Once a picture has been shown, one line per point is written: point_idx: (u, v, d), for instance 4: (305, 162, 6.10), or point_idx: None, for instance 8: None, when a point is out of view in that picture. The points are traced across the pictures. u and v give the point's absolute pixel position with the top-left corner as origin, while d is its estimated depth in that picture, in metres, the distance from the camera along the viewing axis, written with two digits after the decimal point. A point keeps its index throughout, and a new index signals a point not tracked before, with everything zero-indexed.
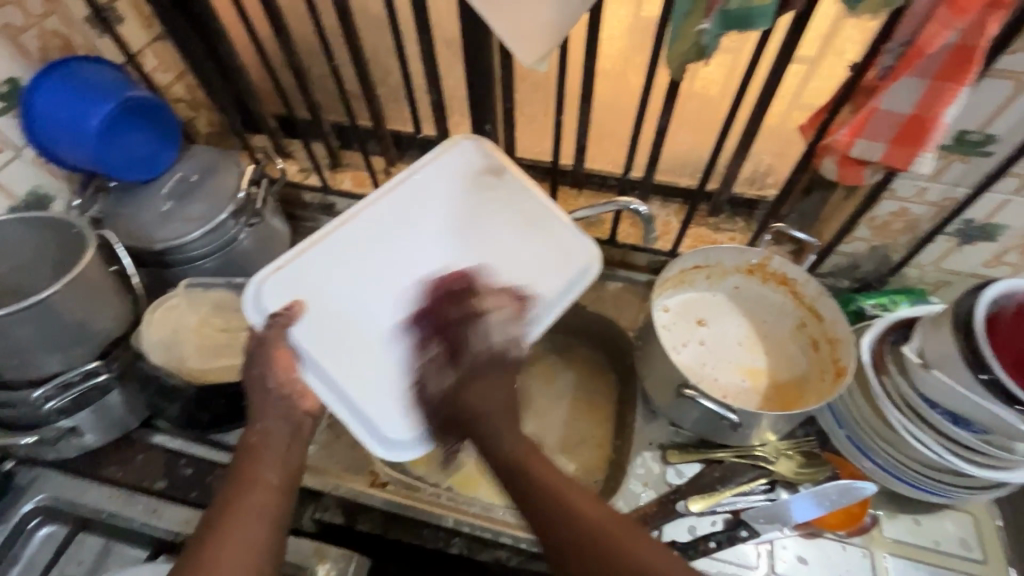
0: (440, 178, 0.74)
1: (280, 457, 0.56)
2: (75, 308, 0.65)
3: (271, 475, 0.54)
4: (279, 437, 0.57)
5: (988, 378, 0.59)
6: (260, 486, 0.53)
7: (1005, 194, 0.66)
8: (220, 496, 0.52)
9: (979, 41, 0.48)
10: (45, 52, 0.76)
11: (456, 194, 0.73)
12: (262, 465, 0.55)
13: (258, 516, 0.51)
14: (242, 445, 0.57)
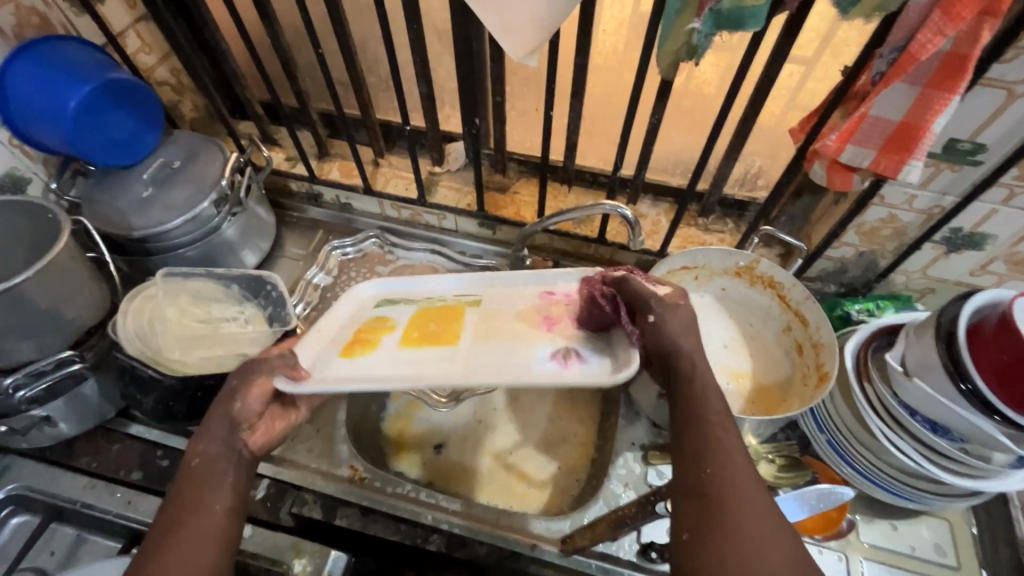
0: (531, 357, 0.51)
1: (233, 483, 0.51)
2: (49, 294, 0.64)
3: (219, 501, 0.49)
4: (215, 449, 0.51)
5: (969, 389, 0.60)
6: (205, 513, 0.48)
7: (992, 204, 0.66)
8: (162, 520, 0.48)
9: (971, 50, 0.47)
10: (21, 30, 0.74)
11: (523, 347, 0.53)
12: (207, 487, 0.49)
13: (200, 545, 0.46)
14: (182, 469, 0.51)
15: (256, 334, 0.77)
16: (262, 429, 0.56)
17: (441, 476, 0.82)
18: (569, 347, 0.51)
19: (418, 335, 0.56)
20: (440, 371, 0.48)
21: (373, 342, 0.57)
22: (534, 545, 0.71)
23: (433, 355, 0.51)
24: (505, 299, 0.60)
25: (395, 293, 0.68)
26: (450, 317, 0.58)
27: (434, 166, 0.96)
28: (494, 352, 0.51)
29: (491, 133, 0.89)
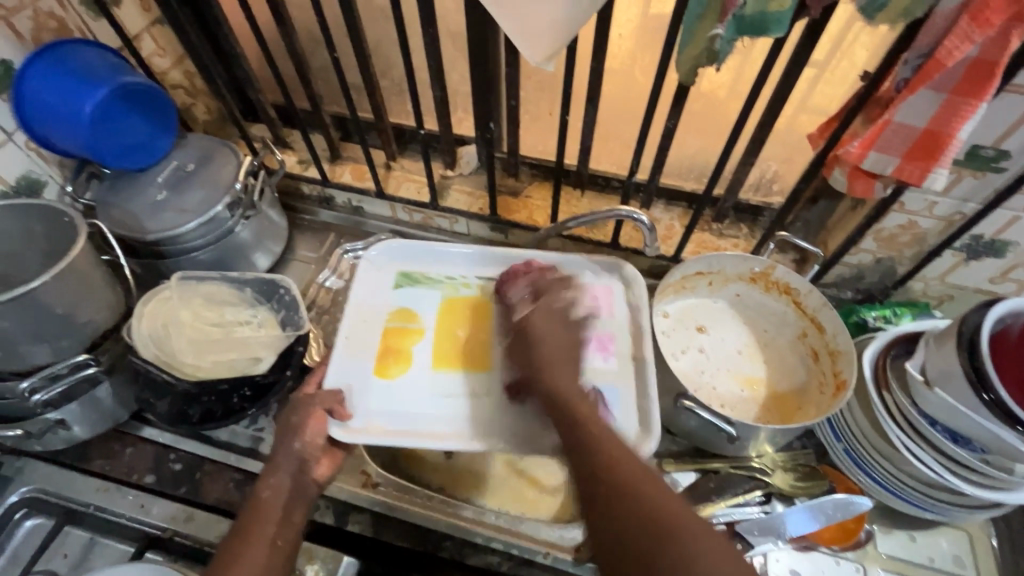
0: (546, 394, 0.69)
1: (283, 520, 0.59)
2: (66, 298, 0.64)
3: (274, 533, 0.57)
4: (281, 483, 0.61)
5: (991, 400, 0.59)
6: (261, 542, 0.56)
7: (1014, 211, 0.65)
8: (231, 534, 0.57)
9: (1000, 56, 0.46)
10: (39, 34, 0.74)
11: None
12: (265, 519, 0.58)
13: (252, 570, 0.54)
14: (253, 497, 0.60)
15: (270, 338, 0.77)
16: (326, 461, 0.65)
17: (452, 482, 0.82)
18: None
19: (448, 347, 0.72)
20: (483, 413, 0.68)
21: (404, 354, 0.72)
22: (548, 552, 0.70)
23: (471, 385, 0.70)
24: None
25: (416, 270, 0.79)
26: (477, 316, 0.75)
27: (447, 170, 0.96)
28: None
29: (504, 137, 0.89)
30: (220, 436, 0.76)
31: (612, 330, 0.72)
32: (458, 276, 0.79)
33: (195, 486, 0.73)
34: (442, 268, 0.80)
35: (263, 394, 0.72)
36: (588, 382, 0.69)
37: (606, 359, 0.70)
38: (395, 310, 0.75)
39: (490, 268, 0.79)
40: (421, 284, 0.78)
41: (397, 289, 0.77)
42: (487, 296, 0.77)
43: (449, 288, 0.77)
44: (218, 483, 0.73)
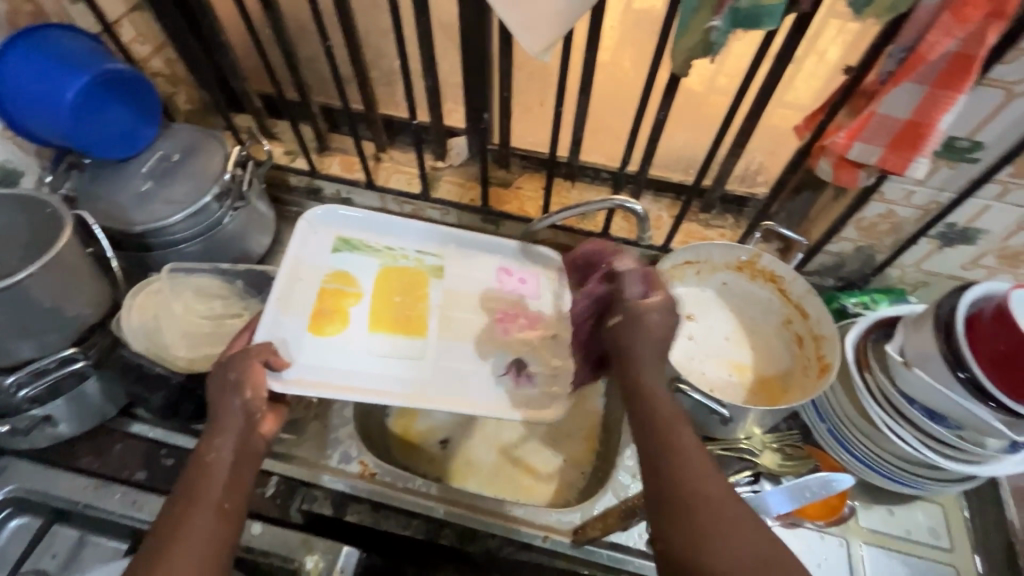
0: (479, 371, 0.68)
1: (231, 481, 0.54)
2: (52, 290, 0.62)
3: (221, 499, 0.52)
4: (221, 451, 0.55)
5: (966, 377, 0.62)
6: (208, 510, 0.51)
7: (986, 200, 0.68)
8: (174, 499, 0.52)
9: (977, 50, 0.49)
10: (15, 17, 0.71)
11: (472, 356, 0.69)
12: (213, 484, 0.53)
13: (199, 543, 0.49)
14: (196, 460, 0.54)
15: None
16: (271, 418, 0.60)
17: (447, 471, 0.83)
18: (520, 366, 0.70)
19: (385, 313, 0.70)
20: (417, 375, 0.66)
21: (341, 314, 0.69)
22: (546, 536, 0.72)
23: (406, 350, 0.68)
24: (464, 277, 0.76)
25: (356, 236, 0.76)
26: (414, 286, 0.73)
27: (437, 161, 0.96)
28: (457, 353, 0.69)
29: (496, 128, 0.90)
30: None
31: (534, 309, 0.74)
32: (398, 247, 0.76)
33: None
34: (383, 238, 0.77)
35: None
36: (514, 352, 0.70)
37: (530, 336, 0.72)
38: (331, 273, 0.71)
39: (428, 243, 0.77)
40: (361, 252, 0.74)
41: (335, 252, 0.73)
42: (424, 268, 0.75)
43: (387, 257, 0.75)
44: None
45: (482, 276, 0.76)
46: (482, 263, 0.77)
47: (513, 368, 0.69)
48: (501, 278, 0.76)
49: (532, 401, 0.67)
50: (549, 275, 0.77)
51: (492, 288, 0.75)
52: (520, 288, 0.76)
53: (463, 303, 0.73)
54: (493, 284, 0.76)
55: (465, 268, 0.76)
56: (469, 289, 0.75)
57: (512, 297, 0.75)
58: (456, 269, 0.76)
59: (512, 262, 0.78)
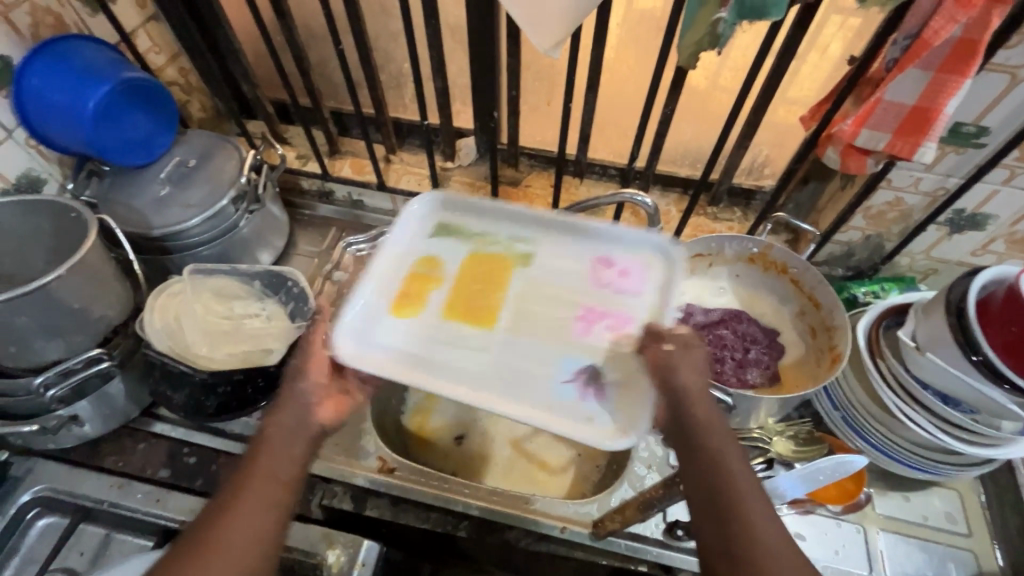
0: (545, 377, 0.57)
1: (283, 452, 0.53)
2: (79, 292, 0.64)
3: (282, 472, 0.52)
4: (277, 425, 0.54)
5: (979, 360, 0.63)
6: (268, 481, 0.51)
7: (994, 185, 0.69)
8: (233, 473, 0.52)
9: (981, 35, 0.50)
10: (37, 29, 0.74)
11: (540, 360, 0.58)
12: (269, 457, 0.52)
13: (259, 513, 0.49)
14: (258, 434, 0.54)
15: (278, 332, 0.78)
16: (331, 404, 0.58)
17: (464, 467, 0.85)
18: (592, 374, 0.58)
19: (459, 298, 0.62)
20: (475, 371, 0.57)
21: (416, 296, 0.62)
22: (564, 527, 0.72)
23: (470, 345, 0.59)
24: (558, 267, 0.63)
25: (450, 219, 0.68)
26: (497, 273, 0.63)
27: (446, 162, 0.98)
28: (521, 355, 0.58)
29: (504, 127, 0.91)
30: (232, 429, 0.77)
31: (631, 309, 0.60)
32: (491, 230, 0.66)
33: (211, 479, 0.73)
34: (478, 218, 0.67)
35: (275, 385, 0.74)
36: (591, 359, 0.58)
37: (621, 342, 0.59)
38: (418, 256, 0.65)
39: (520, 223, 0.66)
40: (451, 237, 0.66)
41: (427, 233, 0.66)
42: (512, 255, 0.64)
43: (475, 241, 0.66)
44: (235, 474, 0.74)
45: (576, 267, 0.63)
46: (576, 249, 0.64)
47: (584, 376, 0.57)
48: (599, 270, 0.63)
49: (599, 425, 0.55)
50: (657, 274, 0.62)
51: (586, 280, 0.62)
52: (620, 285, 0.62)
53: (547, 295, 0.61)
54: (586, 274, 0.62)
55: (558, 257, 0.64)
56: (558, 280, 0.62)
57: (606, 293, 0.61)
58: (548, 257, 0.64)
59: (616, 252, 0.64)
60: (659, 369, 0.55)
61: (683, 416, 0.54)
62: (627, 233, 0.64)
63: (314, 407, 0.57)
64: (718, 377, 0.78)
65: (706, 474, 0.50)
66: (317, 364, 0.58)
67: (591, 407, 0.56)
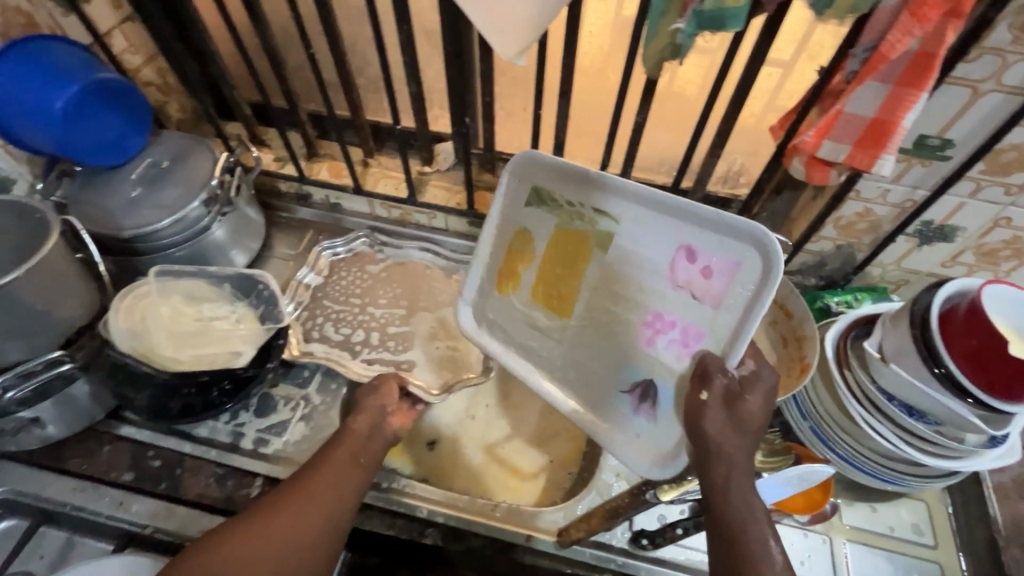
0: (609, 376, 0.61)
1: (371, 440, 0.64)
2: (41, 294, 0.63)
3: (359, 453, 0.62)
4: (360, 424, 0.64)
5: (942, 372, 0.63)
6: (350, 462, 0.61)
7: (960, 197, 0.69)
8: (316, 455, 0.62)
9: (937, 49, 0.50)
10: (7, 29, 0.73)
11: (604, 360, 0.61)
12: (328, 479, 0.59)
13: (338, 484, 0.59)
14: (344, 428, 0.64)
15: (250, 337, 0.79)
16: (401, 415, 0.68)
17: (436, 475, 0.85)
18: (646, 389, 0.59)
19: (546, 285, 0.63)
20: (550, 360, 0.65)
21: (514, 277, 0.66)
22: (529, 536, 0.72)
23: (548, 335, 0.64)
24: (641, 261, 0.56)
25: (546, 182, 0.61)
26: (577, 262, 0.61)
27: (424, 166, 0.97)
28: (590, 353, 0.62)
29: (480, 132, 0.91)
30: (200, 433, 0.77)
31: (704, 322, 0.54)
32: (578, 202, 0.59)
33: (174, 483, 0.73)
34: (571, 184, 0.59)
35: (243, 387, 0.74)
36: (653, 376, 0.58)
37: (683, 358, 0.55)
38: (518, 230, 0.65)
39: (605, 195, 0.57)
40: (545, 208, 0.62)
41: (525, 203, 0.63)
42: (594, 241, 0.59)
43: (564, 216, 0.60)
44: (199, 478, 0.73)
45: (657, 259, 0.55)
46: (662, 231, 0.54)
47: (640, 390, 0.60)
48: (681, 265, 0.54)
49: (642, 433, 0.60)
50: (750, 281, 0.51)
51: (663, 278, 0.55)
52: (702, 289, 0.53)
53: (622, 291, 0.58)
54: (663, 269, 0.55)
55: (639, 246, 0.56)
56: (633, 275, 0.57)
57: (684, 299, 0.54)
58: (629, 243, 0.56)
59: (708, 245, 0.52)
60: (692, 422, 0.52)
61: (706, 479, 0.51)
62: (727, 220, 0.51)
63: (383, 435, 0.65)
64: None
65: (724, 523, 0.50)
66: (387, 386, 0.68)
67: (639, 415, 0.60)
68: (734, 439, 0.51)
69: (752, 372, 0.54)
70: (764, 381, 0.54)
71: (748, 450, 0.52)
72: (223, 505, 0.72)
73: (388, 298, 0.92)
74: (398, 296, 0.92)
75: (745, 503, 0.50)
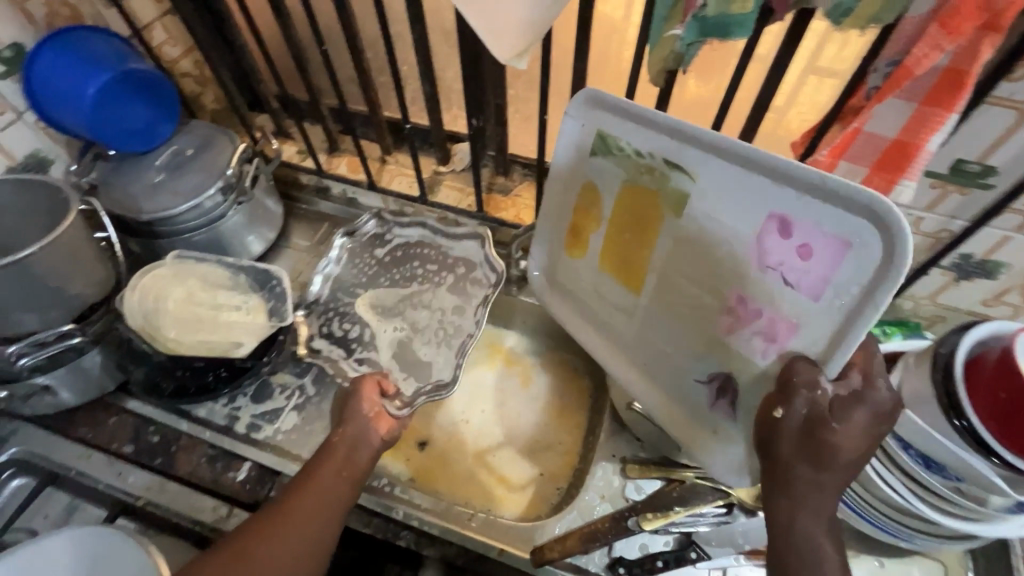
0: (674, 351, 0.63)
1: (349, 455, 0.62)
2: (55, 270, 0.67)
3: (338, 469, 0.61)
4: (342, 436, 0.63)
5: (963, 425, 0.56)
6: (330, 478, 0.60)
7: (1004, 231, 0.62)
8: (301, 469, 0.62)
9: (971, 66, 0.44)
10: (52, 19, 0.79)
11: (671, 334, 0.62)
12: (321, 486, 0.60)
13: (319, 501, 0.59)
14: (326, 441, 0.64)
15: (253, 326, 0.80)
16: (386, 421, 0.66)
17: (422, 474, 0.83)
18: (721, 380, 0.59)
19: (615, 247, 0.64)
20: (616, 325, 0.68)
21: (583, 238, 0.67)
22: (501, 550, 0.71)
23: (621, 302, 0.66)
24: (725, 231, 0.53)
25: (613, 130, 0.58)
26: (651, 229, 0.59)
27: (439, 166, 0.97)
28: (661, 329, 0.63)
29: (494, 134, 0.90)
30: (199, 413, 0.79)
31: (790, 309, 0.51)
32: (651, 154, 0.56)
33: (169, 459, 0.76)
34: (643, 136, 0.56)
35: (238, 376, 0.78)
36: (728, 366, 0.58)
37: (766, 348, 0.54)
38: (586, 186, 0.64)
39: (686, 151, 0.53)
40: (613, 158, 0.60)
41: (592, 155, 0.61)
42: (669, 206, 0.56)
43: (635, 171, 0.58)
44: (191, 457, 0.76)
45: (743, 233, 0.51)
46: (752, 199, 0.50)
47: (717, 378, 0.60)
48: (776, 241, 0.50)
49: (718, 429, 0.62)
50: (857, 269, 0.46)
51: (749, 253, 0.52)
52: (796, 270, 0.50)
53: (699, 262, 0.56)
54: (752, 243, 0.51)
55: (724, 213, 0.52)
56: (715, 249, 0.54)
57: (773, 280, 0.51)
58: (710, 211, 0.53)
59: (809, 220, 0.48)
60: (765, 436, 0.50)
61: (771, 506, 0.49)
62: (839, 192, 0.45)
63: (368, 447, 0.64)
64: None
65: (785, 556, 0.48)
66: (364, 393, 0.67)
67: (710, 399, 0.61)
68: (807, 470, 0.48)
69: (854, 390, 0.49)
70: (872, 403, 0.48)
71: (828, 486, 0.48)
72: (210, 487, 0.74)
73: (389, 283, 0.85)
74: (400, 282, 0.85)
75: (809, 538, 0.48)
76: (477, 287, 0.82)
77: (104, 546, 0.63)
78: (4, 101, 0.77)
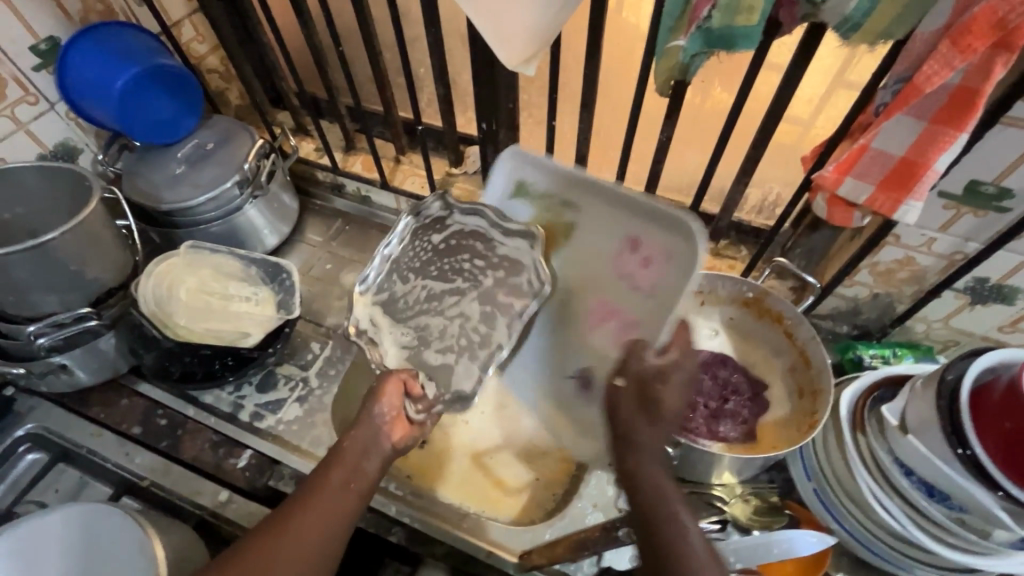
0: (560, 362, 0.74)
1: (360, 464, 0.61)
2: (76, 255, 0.70)
3: (349, 478, 0.60)
4: (355, 442, 0.62)
5: (965, 454, 0.55)
6: (340, 487, 0.59)
7: (1021, 255, 0.60)
8: (309, 476, 0.60)
9: (982, 85, 0.43)
10: (86, 15, 0.82)
11: (559, 346, 0.73)
12: (326, 493, 0.58)
13: (328, 513, 0.57)
14: (334, 446, 0.62)
15: (262, 318, 0.82)
16: (400, 425, 0.65)
17: (417, 471, 0.80)
18: (586, 378, 0.72)
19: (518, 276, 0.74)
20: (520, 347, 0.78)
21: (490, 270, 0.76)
22: (490, 552, 0.73)
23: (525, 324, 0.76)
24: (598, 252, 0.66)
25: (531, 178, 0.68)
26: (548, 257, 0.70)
27: (452, 168, 0.98)
28: (551, 342, 0.74)
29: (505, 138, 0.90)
30: (206, 399, 0.82)
31: (637, 309, 0.64)
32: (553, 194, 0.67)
33: (175, 442, 0.78)
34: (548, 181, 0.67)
35: (244, 365, 0.79)
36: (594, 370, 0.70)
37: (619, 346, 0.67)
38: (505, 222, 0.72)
39: (579, 191, 0.65)
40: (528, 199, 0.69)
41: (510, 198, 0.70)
42: (562, 234, 0.68)
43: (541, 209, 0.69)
44: (196, 442, 0.78)
45: (609, 250, 0.66)
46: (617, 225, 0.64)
47: (581, 376, 0.72)
48: (630, 255, 0.64)
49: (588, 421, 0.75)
50: (677, 269, 0.60)
51: (614, 265, 0.66)
52: (640, 276, 0.64)
53: (581, 279, 0.68)
54: (615, 258, 0.65)
55: (597, 239, 0.66)
56: (588, 265, 0.68)
57: (631, 290, 0.65)
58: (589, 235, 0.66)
59: (654, 240, 0.62)
60: (609, 408, 0.55)
61: (620, 463, 0.53)
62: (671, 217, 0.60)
63: (380, 452, 0.63)
64: (687, 424, 0.72)
65: (646, 513, 0.50)
66: (385, 393, 0.65)
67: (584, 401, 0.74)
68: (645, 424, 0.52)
69: (673, 360, 0.55)
70: (687, 366, 0.54)
71: (659, 436, 0.53)
72: (212, 473, 0.76)
73: (439, 273, 0.74)
74: (449, 273, 0.74)
75: (659, 488, 0.50)
76: (517, 301, 0.70)
77: (103, 524, 0.64)
78: (38, 92, 0.81)
